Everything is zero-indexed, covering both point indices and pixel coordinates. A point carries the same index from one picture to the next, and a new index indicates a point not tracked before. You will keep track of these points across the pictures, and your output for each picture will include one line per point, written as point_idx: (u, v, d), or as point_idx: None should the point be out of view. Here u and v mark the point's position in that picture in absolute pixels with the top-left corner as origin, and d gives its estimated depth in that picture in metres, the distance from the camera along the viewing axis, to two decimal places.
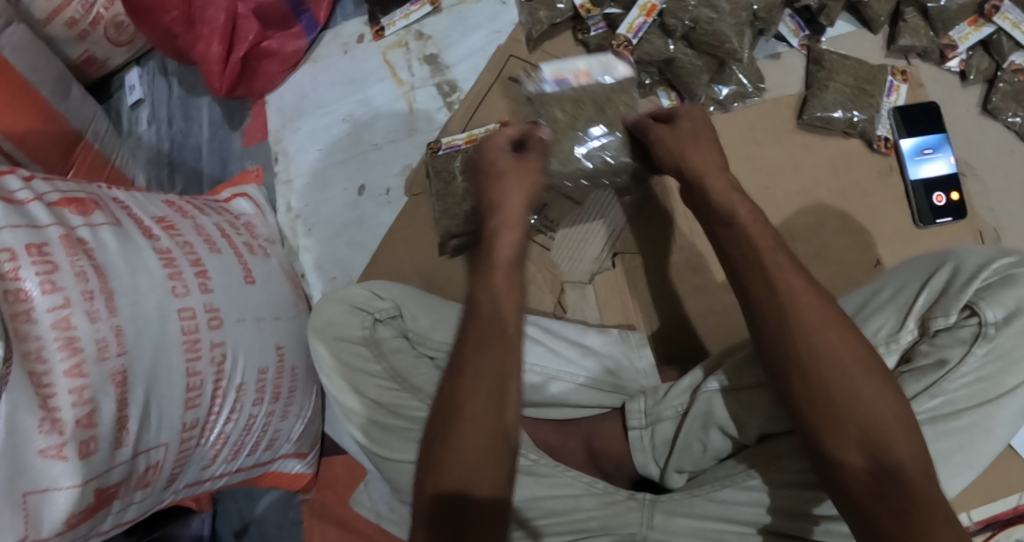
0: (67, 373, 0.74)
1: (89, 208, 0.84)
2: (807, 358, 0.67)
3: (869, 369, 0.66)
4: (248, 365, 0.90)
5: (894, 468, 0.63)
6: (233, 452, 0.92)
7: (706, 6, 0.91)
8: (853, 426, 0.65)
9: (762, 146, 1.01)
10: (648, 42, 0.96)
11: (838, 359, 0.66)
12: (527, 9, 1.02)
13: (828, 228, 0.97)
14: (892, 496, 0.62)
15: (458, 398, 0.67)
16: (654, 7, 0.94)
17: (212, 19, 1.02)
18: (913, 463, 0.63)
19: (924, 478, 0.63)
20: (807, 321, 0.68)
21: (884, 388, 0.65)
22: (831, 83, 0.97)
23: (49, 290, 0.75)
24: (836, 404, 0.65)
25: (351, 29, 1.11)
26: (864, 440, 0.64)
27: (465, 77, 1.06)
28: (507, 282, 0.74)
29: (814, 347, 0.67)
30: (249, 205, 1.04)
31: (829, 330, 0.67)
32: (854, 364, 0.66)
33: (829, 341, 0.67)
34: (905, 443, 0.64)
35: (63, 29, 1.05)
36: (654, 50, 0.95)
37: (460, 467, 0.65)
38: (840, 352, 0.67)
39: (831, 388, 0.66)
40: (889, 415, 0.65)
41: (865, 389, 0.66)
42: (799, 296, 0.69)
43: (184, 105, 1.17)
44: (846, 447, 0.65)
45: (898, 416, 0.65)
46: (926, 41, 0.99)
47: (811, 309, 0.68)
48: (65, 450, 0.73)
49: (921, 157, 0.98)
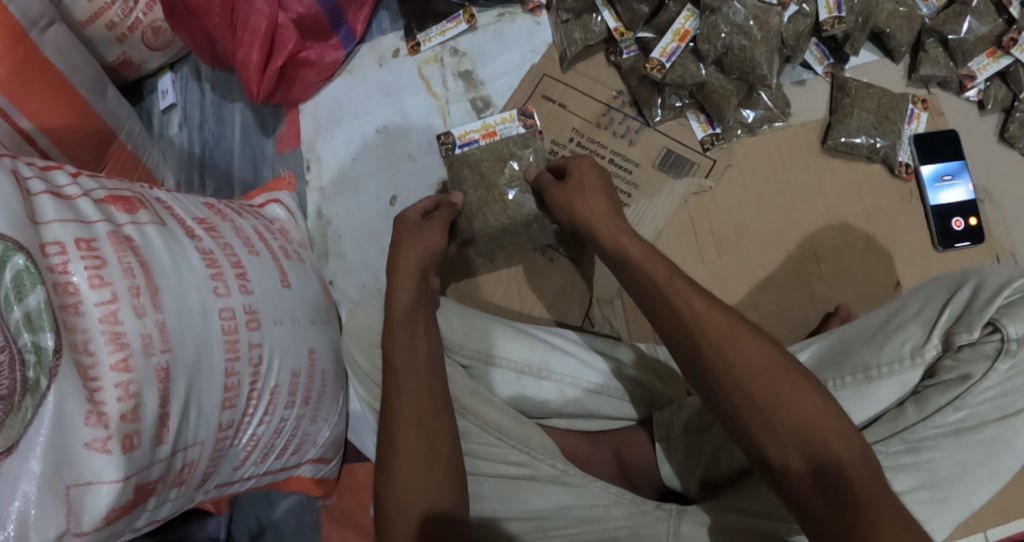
0: (114, 366, 0.74)
1: (135, 206, 0.85)
2: (736, 368, 0.69)
3: (795, 374, 0.69)
4: (283, 367, 0.91)
5: (834, 468, 0.65)
6: (263, 454, 0.92)
7: (740, 34, 0.93)
8: (790, 432, 0.66)
9: (788, 169, 1.04)
10: (681, 67, 0.98)
11: (764, 367, 0.69)
12: (562, 31, 1.05)
13: (851, 250, 1.01)
14: (838, 498, 0.63)
15: (395, 433, 0.79)
16: (687, 32, 0.98)
17: (255, 27, 1.03)
18: (853, 460, 0.65)
19: (865, 475, 0.64)
20: (720, 338, 0.70)
21: (808, 391, 0.67)
22: (856, 110, 1.01)
23: (97, 284, 0.75)
24: (776, 409, 0.67)
25: (387, 43, 1.14)
26: (799, 443, 0.66)
27: (499, 94, 1.09)
28: (405, 334, 0.84)
29: (737, 358, 0.69)
30: (282, 211, 1.05)
31: (750, 340, 0.70)
32: (777, 371, 0.69)
33: (753, 350, 0.69)
34: (842, 442, 0.66)
35: (102, 31, 1.06)
36: (688, 74, 0.98)
37: (411, 487, 0.77)
38: (763, 359, 0.69)
39: (760, 395, 0.68)
40: (822, 416, 0.67)
41: (797, 392, 0.68)
42: (704, 315, 0.72)
43: (217, 109, 1.18)
44: (788, 454, 0.66)
45: (830, 416, 0.67)
46: (946, 70, 1.03)
47: (722, 325, 0.71)
48: (110, 444, 0.72)
49: (941, 183, 1.01)
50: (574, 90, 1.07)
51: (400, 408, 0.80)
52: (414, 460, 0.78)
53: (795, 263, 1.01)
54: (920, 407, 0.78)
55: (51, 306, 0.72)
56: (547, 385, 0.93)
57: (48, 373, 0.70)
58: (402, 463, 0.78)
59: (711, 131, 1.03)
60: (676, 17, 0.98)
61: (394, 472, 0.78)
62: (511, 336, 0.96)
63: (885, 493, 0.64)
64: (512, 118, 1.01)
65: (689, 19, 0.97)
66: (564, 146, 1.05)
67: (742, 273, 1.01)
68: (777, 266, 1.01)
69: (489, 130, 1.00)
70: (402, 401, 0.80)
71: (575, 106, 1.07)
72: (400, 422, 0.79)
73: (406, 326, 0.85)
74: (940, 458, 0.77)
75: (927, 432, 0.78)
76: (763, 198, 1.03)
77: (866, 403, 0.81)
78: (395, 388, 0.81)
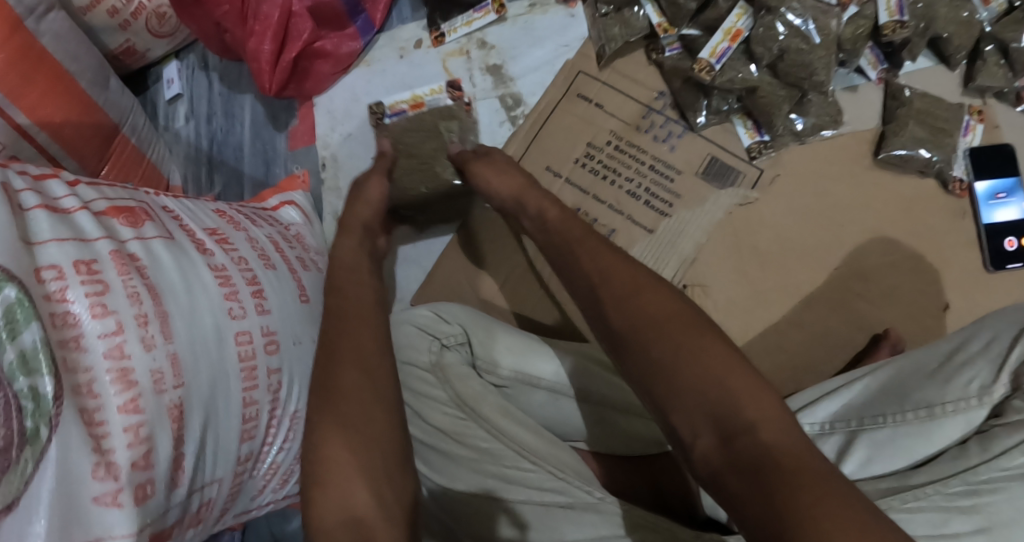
0: (122, 408, 0.68)
1: (139, 218, 0.79)
2: (639, 327, 0.63)
3: (691, 331, 0.61)
4: (303, 392, 0.86)
5: (746, 430, 0.54)
6: (283, 481, 0.86)
7: (798, 36, 0.87)
8: (695, 392, 0.58)
9: (836, 182, 0.98)
10: (732, 70, 0.91)
11: (664, 319, 0.62)
12: (600, 25, 0.98)
13: (899, 269, 0.96)
14: (748, 465, 0.53)
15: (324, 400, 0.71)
16: (739, 31, 0.91)
17: (267, 15, 0.97)
18: (764, 423, 0.55)
19: (785, 438, 0.54)
20: (625, 291, 0.65)
21: (712, 344, 0.59)
22: (911, 122, 0.95)
23: (100, 314, 0.69)
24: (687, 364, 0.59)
25: (408, 34, 1.06)
26: (708, 406, 0.57)
27: (530, 91, 1.02)
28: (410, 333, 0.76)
29: (648, 315, 0.63)
30: (297, 214, 0.99)
31: (652, 296, 0.64)
32: (676, 324, 0.61)
33: (656, 305, 0.63)
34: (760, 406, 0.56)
35: (104, 17, 0.97)
36: (738, 78, 0.91)
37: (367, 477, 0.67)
38: (667, 314, 0.62)
39: (667, 348, 0.60)
40: (745, 375, 0.58)
41: (704, 350, 0.59)
42: (608, 268, 0.68)
43: (225, 101, 1.10)
44: (696, 420, 0.57)
45: (745, 376, 0.58)
46: (1002, 82, 0.97)
47: (626, 280, 0.66)
48: (121, 497, 0.67)
49: (995, 202, 0.96)
50: (611, 89, 1.00)
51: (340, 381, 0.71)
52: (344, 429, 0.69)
53: (839, 282, 0.96)
54: (984, 446, 0.69)
55: (48, 342, 0.66)
56: (583, 408, 0.88)
57: (48, 421, 0.64)
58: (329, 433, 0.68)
59: (758, 137, 0.97)
60: (727, 16, 0.91)
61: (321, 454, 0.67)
62: (547, 354, 0.90)
63: (816, 465, 0.52)
64: (441, 90, 0.99)
65: (741, 18, 0.91)
66: (601, 149, 0.99)
67: (786, 291, 0.96)
68: (819, 286, 0.96)
69: (417, 102, 0.99)
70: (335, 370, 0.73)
71: (613, 107, 1.00)
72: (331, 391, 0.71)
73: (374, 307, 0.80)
74: None
75: None
76: (809, 215, 0.97)
77: (927, 443, 0.73)
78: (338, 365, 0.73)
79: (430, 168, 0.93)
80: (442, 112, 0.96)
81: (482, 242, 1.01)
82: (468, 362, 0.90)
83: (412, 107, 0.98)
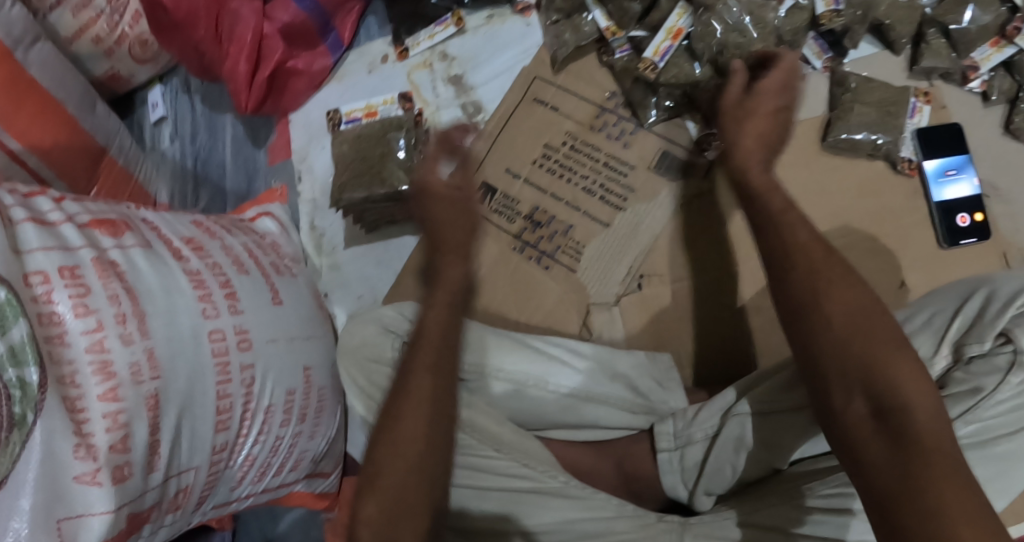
0: (102, 396, 0.74)
1: (120, 229, 0.85)
2: (835, 319, 0.66)
3: (887, 324, 0.65)
4: (277, 387, 0.90)
5: (901, 413, 0.61)
6: (261, 474, 0.91)
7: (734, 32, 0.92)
8: (852, 372, 0.64)
9: (787, 169, 1.03)
10: (676, 66, 0.96)
11: (862, 314, 0.66)
12: (553, 32, 1.04)
13: (855, 251, 0.99)
14: (899, 444, 0.60)
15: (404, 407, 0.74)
16: (680, 30, 0.96)
17: (240, 37, 1.03)
18: (923, 408, 0.61)
19: (933, 418, 0.60)
20: (811, 266, 0.69)
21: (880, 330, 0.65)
22: (856, 106, 0.99)
23: (82, 313, 0.75)
24: (838, 351, 0.65)
25: (376, 49, 1.12)
26: (865, 383, 0.63)
27: (490, 98, 1.07)
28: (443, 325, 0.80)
29: (831, 309, 0.66)
30: (274, 225, 1.04)
31: (845, 285, 0.67)
32: (873, 318, 0.65)
33: (849, 297, 0.66)
34: (913, 386, 0.62)
35: (89, 45, 1.05)
36: (682, 74, 0.96)
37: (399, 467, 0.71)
38: (864, 307, 0.66)
39: (844, 337, 0.65)
40: (883, 354, 0.63)
41: (878, 340, 0.64)
42: (807, 247, 0.70)
43: (208, 120, 1.17)
44: (852, 396, 0.64)
45: (909, 362, 0.63)
46: (948, 62, 1.00)
47: (820, 259, 0.69)
48: (100, 476, 0.72)
49: (946, 178, 0.99)
50: (565, 93, 1.05)
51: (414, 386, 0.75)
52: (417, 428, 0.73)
53: None
54: None
55: (35, 339, 0.71)
56: (542, 395, 0.91)
57: (34, 407, 0.70)
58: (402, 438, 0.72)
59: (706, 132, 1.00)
60: (669, 16, 0.97)
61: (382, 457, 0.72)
62: (509, 350, 0.93)
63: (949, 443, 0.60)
64: (393, 100, 1.06)
65: (682, 17, 0.96)
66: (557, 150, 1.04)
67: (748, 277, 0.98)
68: None
69: (371, 111, 1.06)
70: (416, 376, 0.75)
71: (568, 109, 1.05)
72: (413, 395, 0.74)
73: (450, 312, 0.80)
74: None
75: None
76: None
77: None
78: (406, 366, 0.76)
79: (380, 170, 0.98)
80: (392, 122, 1.02)
81: None
82: None
83: (366, 116, 1.05)
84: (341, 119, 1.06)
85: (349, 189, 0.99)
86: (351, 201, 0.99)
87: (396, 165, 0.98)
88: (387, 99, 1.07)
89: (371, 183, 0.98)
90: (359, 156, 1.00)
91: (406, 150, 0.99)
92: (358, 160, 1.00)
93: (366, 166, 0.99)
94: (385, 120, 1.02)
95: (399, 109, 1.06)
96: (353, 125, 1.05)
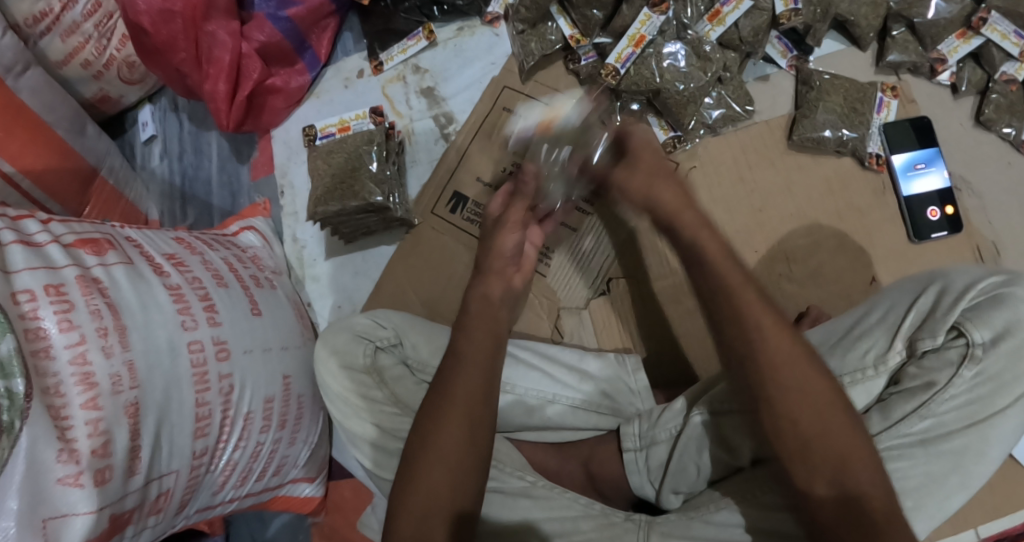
0: (84, 405, 0.75)
1: (103, 247, 0.86)
2: (791, 398, 0.71)
3: (835, 404, 0.71)
4: (255, 394, 0.92)
5: (857, 490, 0.68)
6: (241, 479, 0.94)
7: None
8: (823, 465, 0.69)
9: (753, 169, 1.04)
10: (637, 72, 0.98)
11: (817, 396, 0.71)
12: (519, 41, 1.06)
13: (823, 248, 0.99)
14: (856, 521, 0.67)
15: (438, 422, 0.78)
16: (643, 37, 0.98)
17: (219, 59, 1.06)
18: (877, 496, 0.68)
19: (886, 509, 0.68)
20: (774, 363, 0.71)
21: (839, 422, 0.70)
22: (822, 103, 0.99)
23: (66, 328, 0.76)
24: (805, 432, 0.70)
25: (352, 65, 1.16)
26: (831, 474, 0.69)
27: (461, 109, 1.12)
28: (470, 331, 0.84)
29: (789, 394, 0.71)
30: (256, 238, 1.08)
31: (802, 361, 0.72)
32: (824, 399, 0.71)
33: (806, 377, 0.71)
34: (865, 460, 0.69)
35: (78, 70, 1.10)
36: (642, 80, 0.98)
37: (443, 474, 0.77)
38: (819, 390, 0.71)
39: (804, 423, 0.70)
40: (847, 447, 0.69)
41: (837, 419, 0.70)
42: (768, 331, 0.72)
43: (194, 139, 1.22)
44: (816, 482, 0.69)
45: (861, 440, 0.70)
46: (915, 57, 1.00)
47: (783, 351, 0.72)
48: (82, 478, 0.74)
49: (914, 172, 0.99)
50: (533, 101, 1.09)
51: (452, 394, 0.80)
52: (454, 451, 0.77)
53: (765, 264, 1.00)
54: (885, 415, 0.75)
55: (20, 351, 0.73)
56: (511, 400, 0.94)
57: (21, 415, 0.72)
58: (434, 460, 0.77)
59: (672, 133, 1.04)
60: (632, 22, 0.98)
61: (423, 467, 0.77)
62: None
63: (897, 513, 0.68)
64: (364, 115, 1.09)
65: (645, 24, 0.97)
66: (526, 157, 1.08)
67: None
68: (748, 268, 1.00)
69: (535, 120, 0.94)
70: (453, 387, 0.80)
71: None
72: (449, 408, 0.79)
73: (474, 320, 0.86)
74: (907, 468, 0.73)
75: (892, 442, 0.74)
76: (730, 202, 1.03)
77: None
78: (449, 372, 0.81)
79: (355, 183, 1.01)
80: (363, 136, 1.06)
81: (424, 250, 1.08)
82: (401, 362, 0.97)
83: (339, 131, 1.08)
84: (317, 135, 1.10)
85: (324, 204, 1.02)
86: (325, 215, 1.02)
87: (369, 175, 1.02)
88: (359, 114, 1.10)
89: (344, 195, 1.01)
90: (333, 169, 1.04)
91: (380, 163, 1.03)
92: (331, 175, 1.03)
93: (341, 178, 1.02)
94: (357, 134, 1.06)
95: (371, 124, 1.09)
96: (327, 140, 1.08)
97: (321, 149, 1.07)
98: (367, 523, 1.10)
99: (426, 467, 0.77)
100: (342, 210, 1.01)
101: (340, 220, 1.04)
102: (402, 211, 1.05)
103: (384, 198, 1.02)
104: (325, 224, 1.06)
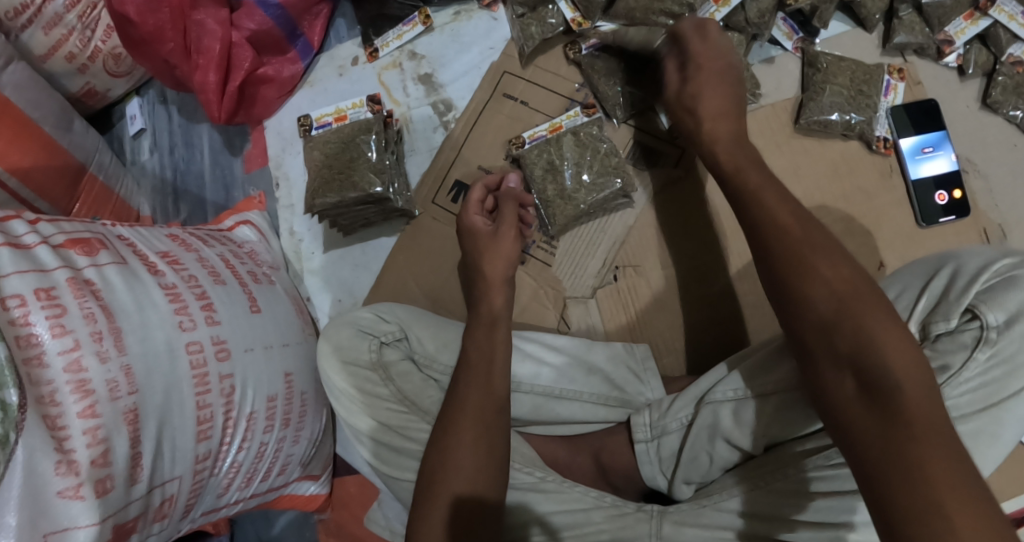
0: (81, 414, 0.73)
1: (95, 247, 0.83)
2: (813, 293, 0.67)
3: (869, 300, 0.65)
4: (257, 394, 0.90)
5: (890, 393, 0.61)
6: (247, 479, 0.92)
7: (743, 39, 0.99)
8: (847, 352, 0.64)
9: (761, 153, 1.02)
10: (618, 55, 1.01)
11: (843, 291, 0.66)
12: (519, 25, 1.05)
13: (830, 233, 0.99)
14: (887, 421, 0.61)
15: (452, 424, 0.80)
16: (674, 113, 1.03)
17: (209, 49, 1.03)
18: (913, 389, 0.61)
19: (924, 408, 0.60)
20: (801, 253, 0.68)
21: (877, 316, 0.64)
22: (828, 86, 0.98)
23: (59, 333, 0.74)
24: (831, 329, 0.65)
25: (346, 52, 1.13)
26: (856, 365, 0.63)
27: (460, 95, 1.10)
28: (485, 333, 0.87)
29: (811, 295, 0.67)
30: (252, 233, 1.05)
31: (830, 262, 0.67)
32: (852, 297, 0.65)
33: (833, 274, 0.67)
34: (903, 359, 0.62)
35: (63, 63, 1.07)
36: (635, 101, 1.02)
37: (476, 456, 0.78)
38: (842, 283, 0.66)
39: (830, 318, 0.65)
40: (881, 327, 0.64)
41: (868, 313, 0.64)
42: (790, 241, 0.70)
43: (185, 131, 1.19)
44: (841, 375, 0.64)
45: (898, 337, 0.63)
46: (921, 37, 0.99)
47: (804, 240, 0.69)
48: (82, 490, 0.72)
49: (922, 156, 0.99)
50: (534, 86, 1.08)
51: (466, 401, 0.81)
52: (467, 447, 0.78)
53: None
54: None
55: (12, 361, 0.70)
56: (519, 397, 0.94)
57: (16, 426, 0.69)
58: (449, 455, 0.78)
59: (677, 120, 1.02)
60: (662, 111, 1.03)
61: (450, 446, 0.78)
62: None
63: (946, 424, 0.60)
64: (361, 104, 1.05)
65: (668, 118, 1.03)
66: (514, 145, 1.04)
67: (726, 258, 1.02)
68: None
69: (554, 127, 1.03)
70: (466, 393, 0.81)
71: (537, 102, 1.08)
72: (460, 411, 0.80)
73: (487, 329, 0.88)
74: None
75: None
76: None
77: None
78: (463, 381, 0.83)
79: (355, 174, 0.99)
80: (361, 124, 1.03)
81: (426, 241, 1.07)
82: (407, 355, 0.95)
83: (335, 121, 1.04)
84: (312, 125, 1.05)
85: (322, 195, 0.99)
86: (323, 205, 0.99)
87: (366, 165, 1.00)
88: (354, 103, 1.06)
89: (343, 187, 0.99)
90: (330, 156, 1.01)
91: (378, 152, 1.00)
92: (327, 165, 1.01)
93: (339, 170, 1.00)
94: (354, 123, 1.03)
95: (368, 113, 1.05)
96: (323, 131, 1.05)
97: (317, 138, 1.05)
98: (373, 518, 1.10)
99: (445, 469, 0.77)
100: (340, 202, 0.99)
101: (337, 211, 1.02)
102: (402, 201, 1.03)
103: (383, 190, 0.99)
104: (324, 217, 1.04)
